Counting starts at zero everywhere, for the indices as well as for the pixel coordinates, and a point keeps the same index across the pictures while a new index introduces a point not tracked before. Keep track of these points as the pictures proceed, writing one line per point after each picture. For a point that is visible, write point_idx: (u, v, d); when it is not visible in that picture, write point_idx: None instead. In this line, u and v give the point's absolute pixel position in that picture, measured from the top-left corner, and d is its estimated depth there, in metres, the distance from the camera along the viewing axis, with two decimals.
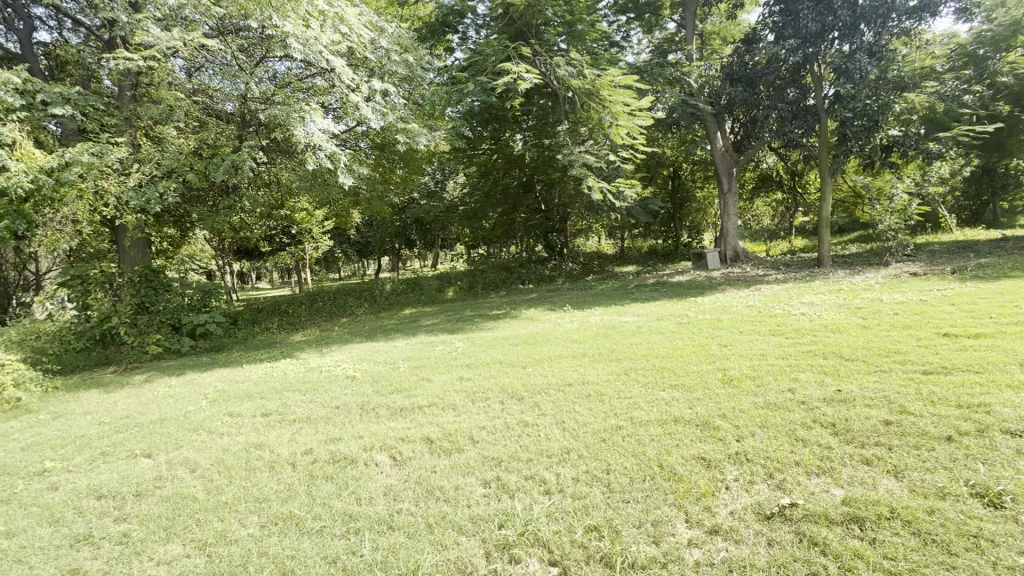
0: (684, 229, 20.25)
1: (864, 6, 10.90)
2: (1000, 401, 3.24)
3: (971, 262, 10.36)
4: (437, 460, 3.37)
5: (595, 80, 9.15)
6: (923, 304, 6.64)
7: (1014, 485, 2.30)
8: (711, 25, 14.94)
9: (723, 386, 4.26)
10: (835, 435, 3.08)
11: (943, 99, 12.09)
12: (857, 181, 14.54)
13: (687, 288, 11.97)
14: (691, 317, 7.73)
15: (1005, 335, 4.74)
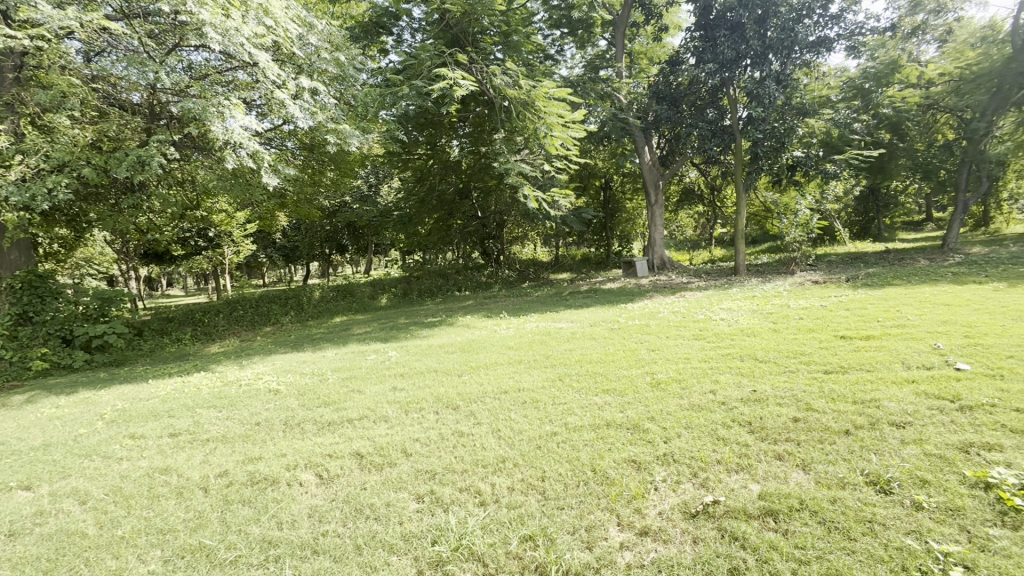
0: (615, 238, 21.09)
1: (772, 38, 11.93)
2: (888, 396, 3.63)
3: (862, 272, 11.60)
4: (367, 476, 3.22)
5: (530, 91, 9.29)
6: (823, 309, 7.34)
7: (900, 472, 2.58)
8: (639, 45, 15.77)
9: (652, 390, 4.44)
10: (751, 433, 3.30)
11: (838, 126, 13.52)
12: (767, 197, 15.87)
13: (618, 295, 12.45)
14: (622, 323, 8.01)
15: (889, 336, 5.35)
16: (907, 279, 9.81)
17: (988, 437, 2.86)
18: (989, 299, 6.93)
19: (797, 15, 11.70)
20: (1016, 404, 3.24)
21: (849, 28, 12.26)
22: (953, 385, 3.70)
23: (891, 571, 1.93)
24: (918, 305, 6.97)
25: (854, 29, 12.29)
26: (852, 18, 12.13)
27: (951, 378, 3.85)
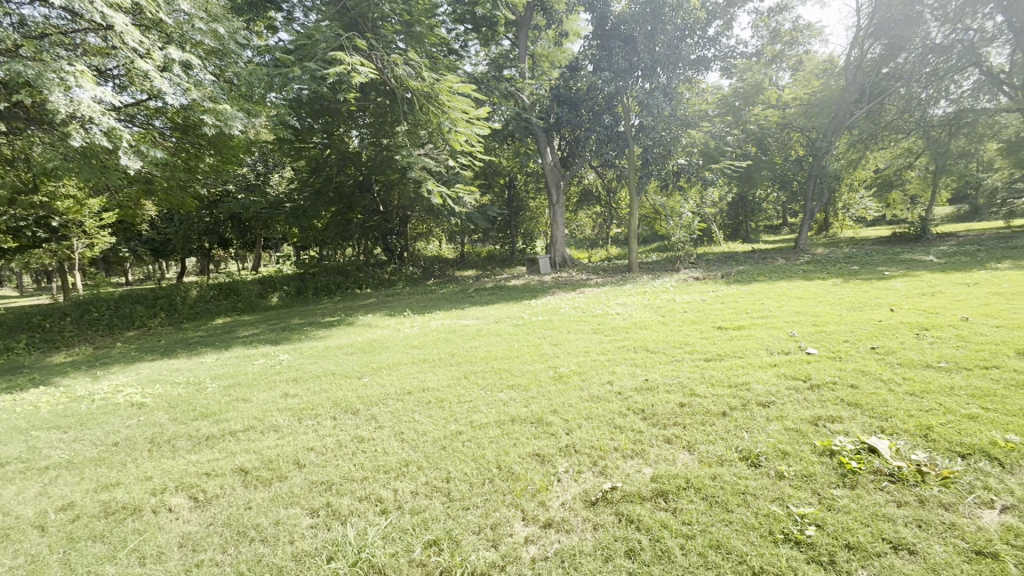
0: (519, 236, 21.54)
1: (659, 53, 12.90)
2: (756, 379, 4.10)
3: (734, 269, 13.06)
4: (253, 493, 2.92)
5: (434, 84, 9.08)
6: (703, 303, 8.13)
7: (766, 447, 2.91)
8: (540, 48, 16.25)
9: (554, 383, 4.57)
10: (644, 419, 3.53)
11: (714, 137, 15.07)
12: (656, 200, 17.20)
13: (523, 291, 12.73)
14: (526, 318, 8.19)
15: (756, 326, 6.05)
16: (769, 275, 11.21)
17: (831, 410, 3.34)
18: (829, 292, 8.15)
19: (681, 35, 12.93)
20: (851, 381, 3.83)
21: (723, 51, 13.66)
22: (805, 367, 4.28)
23: (761, 536, 2.15)
24: (777, 298, 7.98)
25: (727, 52, 13.71)
26: (725, 42, 13.55)
27: (803, 361, 4.45)
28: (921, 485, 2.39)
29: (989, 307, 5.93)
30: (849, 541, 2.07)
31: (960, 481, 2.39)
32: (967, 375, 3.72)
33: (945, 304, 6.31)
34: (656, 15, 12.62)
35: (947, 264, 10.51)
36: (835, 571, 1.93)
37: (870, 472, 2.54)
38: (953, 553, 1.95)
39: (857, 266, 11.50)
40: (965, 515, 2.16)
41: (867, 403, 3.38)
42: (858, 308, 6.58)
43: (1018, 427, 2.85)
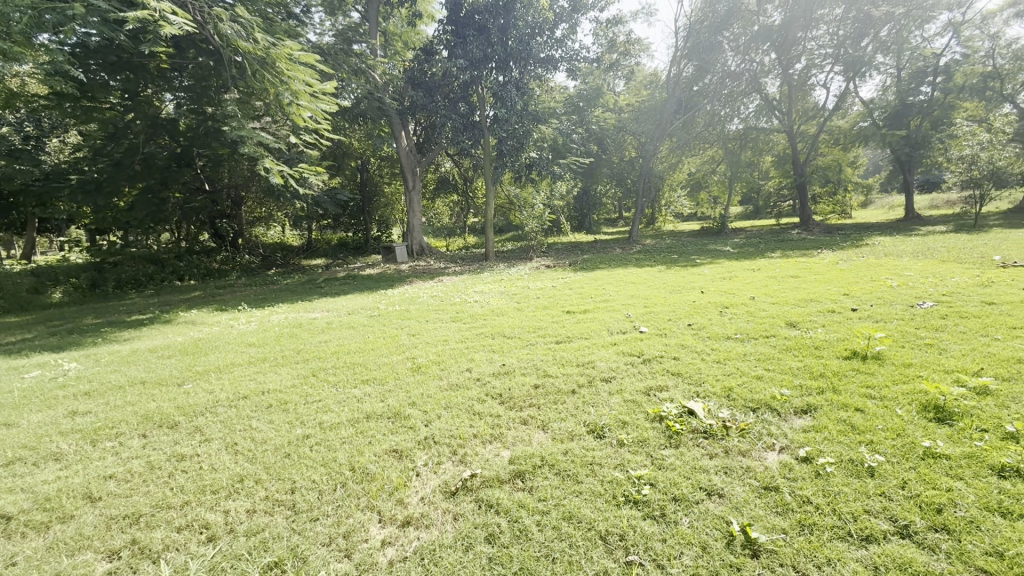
0: (373, 223, 20.56)
1: (511, 47, 13.27)
2: (600, 357, 4.50)
3: (579, 258, 14.19)
4: (17, 545, 2.27)
5: (269, 48, 7.98)
6: (554, 289, 8.68)
7: (609, 419, 3.20)
8: (392, 26, 15.55)
9: (413, 374, 4.44)
10: (502, 404, 3.62)
11: (562, 134, 15.95)
12: (510, 191, 17.85)
13: (377, 281, 12.16)
14: (382, 309, 7.84)
15: (599, 309, 6.66)
16: (609, 264, 12.44)
17: (659, 380, 3.81)
18: (656, 278, 9.33)
19: (531, 32, 13.32)
20: (674, 353, 4.43)
21: (568, 53, 14.58)
22: (639, 344, 4.82)
23: (606, 501, 2.35)
24: (616, 283, 8.89)
25: (572, 55, 14.65)
26: (571, 45, 14.49)
27: (637, 339, 5.01)
28: (726, 438, 2.85)
29: (768, 288, 7.38)
30: (676, 493, 2.36)
31: (752, 430, 2.92)
32: (754, 343, 4.57)
33: (739, 286, 7.67)
34: (508, 9, 12.87)
35: (740, 254, 12.81)
36: (665, 522, 2.19)
37: (689, 432, 2.94)
38: (748, 489, 2.36)
39: (676, 255, 13.37)
40: (756, 458, 2.64)
41: (687, 371, 3.95)
42: (677, 291, 7.64)
43: (788, 381, 3.59)
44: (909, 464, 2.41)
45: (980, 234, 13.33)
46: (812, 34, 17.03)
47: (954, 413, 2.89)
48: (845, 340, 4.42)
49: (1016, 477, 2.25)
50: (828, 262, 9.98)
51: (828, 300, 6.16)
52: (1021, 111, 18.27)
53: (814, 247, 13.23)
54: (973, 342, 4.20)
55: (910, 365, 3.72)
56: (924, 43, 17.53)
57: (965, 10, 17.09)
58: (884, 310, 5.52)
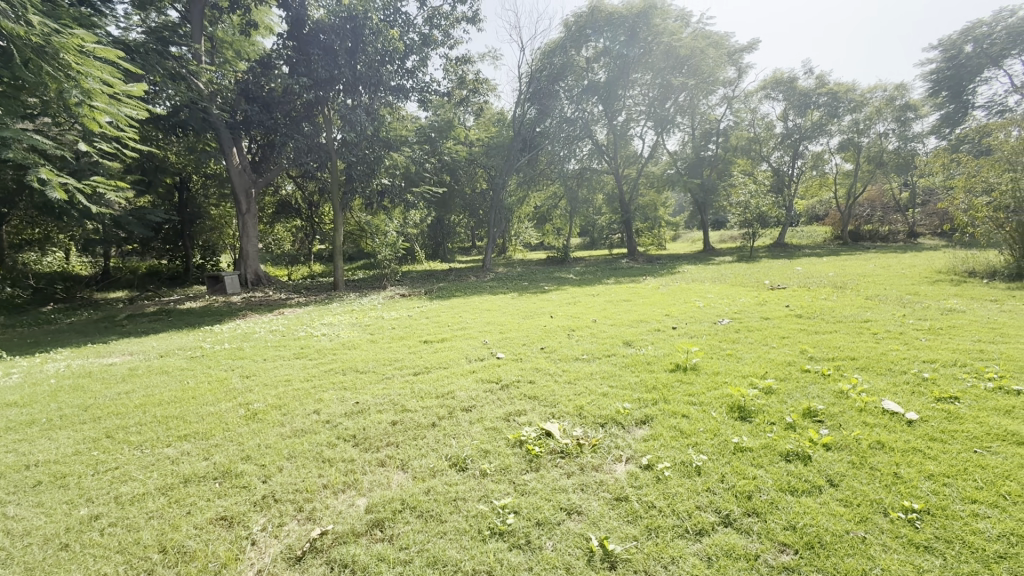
0: (195, 249, 17.85)
1: (360, 71, 12.91)
2: (459, 386, 4.45)
3: (435, 286, 14.13)
4: None
5: (50, 36, 6.48)
6: (409, 319, 8.46)
7: (471, 450, 3.14)
8: (221, 32, 14.02)
9: (247, 424, 3.83)
10: (355, 446, 3.32)
11: (414, 163, 15.94)
12: (361, 218, 17.11)
13: (200, 315, 10.49)
14: (207, 349, 6.74)
15: (456, 338, 6.63)
16: (464, 291, 12.62)
17: (518, 404, 3.90)
18: (509, 305, 9.68)
19: (381, 59, 13.09)
20: (529, 377, 4.59)
21: (419, 85, 14.73)
22: (497, 370, 4.88)
23: (472, 538, 2.27)
24: (471, 311, 8.98)
25: (423, 86, 14.86)
26: (420, 77, 14.65)
27: (495, 366, 5.08)
28: (580, 455, 3.01)
29: (606, 311, 8.16)
30: (538, 518, 2.39)
31: (602, 445, 3.13)
32: (599, 362, 4.99)
33: (583, 311, 8.36)
34: (357, 33, 12.49)
35: (581, 281, 14.08)
36: (530, 549, 2.19)
37: (548, 454, 3.04)
38: (602, 502, 2.51)
39: (527, 282, 14.15)
40: (607, 471, 2.83)
41: (542, 394, 4.11)
42: (529, 317, 8.00)
43: (628, 396, 3.95)
44: (725, 460, 2.81)
45: (755, 263, 16.75)
46: (630, 93, 19.98)
47: (752, 411, 3.48)
48: (669, 355, 5.09)
49: (796, 459, 2.78)
50: (651, 287, 11.50)
51: (654, 320, 7.06)
52: (773, 169, 23.85)
53: (639, 274, 15.19)
54: (758, 350, 5.17)
55: (719, 373, 4.40)
56: (709, 110, 21.81)
57: (733, 88, 21.73)
58: (695, 327, 6.52)
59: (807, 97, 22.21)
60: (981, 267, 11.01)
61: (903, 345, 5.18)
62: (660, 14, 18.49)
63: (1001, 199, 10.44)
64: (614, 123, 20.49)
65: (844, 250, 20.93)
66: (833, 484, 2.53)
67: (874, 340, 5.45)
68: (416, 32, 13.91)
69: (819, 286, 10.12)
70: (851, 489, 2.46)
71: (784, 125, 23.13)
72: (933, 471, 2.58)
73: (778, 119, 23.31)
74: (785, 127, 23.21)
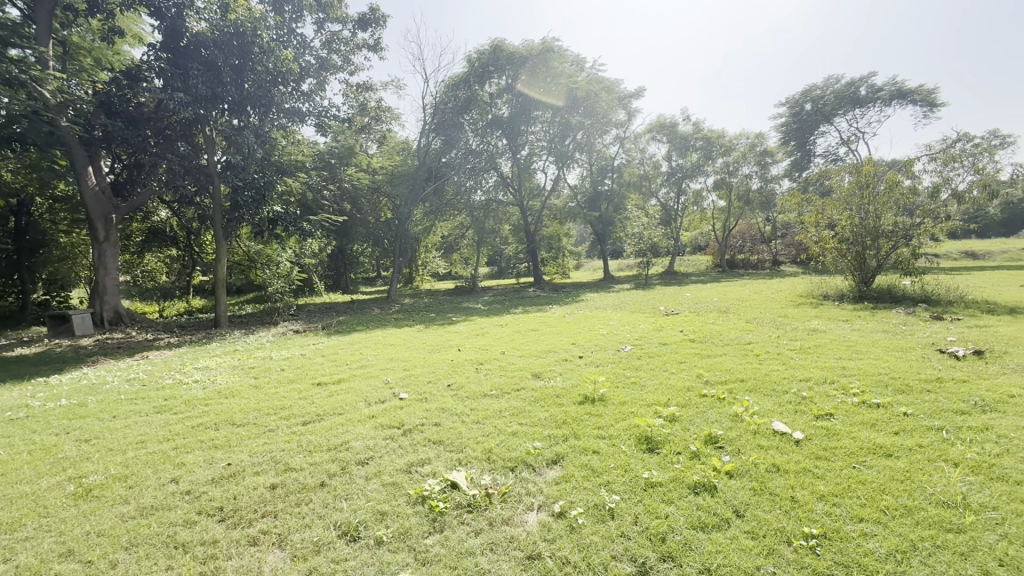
0: (35, 283, 15.05)
1: (249, 91, 11.96)
2: (355, 436, 3.98)
3: (334, 320, 13.21)
4: None
5: None
6: (303, 358, 7.69)
7: (366, 513, 2.75)
8: (77, 36, 12.27)
9: (75, 506, 3.05)
10: (222, 522, 2.76)
11: (310, 189, 14.95)
12: (250, 246, 15.64)
13: (37, 363, 8.71)
14: (36, 408, 5.48)
15: (355, 378, 6.07)
16: (367, 325, 11.92)
17: (420, 453, 3.55)
18: (415, 338, 9.22)
19: (273, 79, 12.30)
20: (435, 420, 4.25)
21: (317, 109, 14.03)
22: (399, 413, 4.47)
23: None
24: (373, 347, 8.38)
25: (321, 111, 14.16)
26: (318, 101, 13.97)
27: (397, 408, 4.66)
28: (489, 507, 2.75)
29: (515, 342, 8.06)
30: None
31: (512, 493, 2.90)
32: (508, 398, 4.80)
33: (492, 342, 8.18)
34: (244, 51, 11.56)
35: (489, 310, 14.01)
36: None
37: (453, 509, 2.75)
38: (513, 564, 2.26)
39: (434, 313, 13.77)
40: (518, 524, 2.60)
41: (448, 438, 3.80)
42: (437, 351, 7.65)
43: (538, 434, 3.78)
44: (637, 499, 2.73)
45: (650, 290, 17.96)
46: (532, 129, 20.86)
47: (659, 441, 3.48)
48: (577, 386, 5.04)
49: (703, 490, 2.77)
50: (558, 316, 11.71)
51: (561, 350, 7.09)
52: (661, 204, 26.08)
53: (545, 303, 15.52)
54: (660, 377, 5.32)
55: (625, 403, 4.41)
56: (604, 149, 23.45)
57: (624, 129, 23.59)
58: (601, 355, 6.63)
59: (687, 140, 24.81)
60: (832, 291, 12.73)
61: (781, 365, 5.66)
62: (558, 58, 19.61)
63: (842, 233, 12.23)
64: (517, 156, 21.14)
65: (723, 277, 23.31)
66: (739, 515, 2.53)
67: (757, 361, 5.89)
68: (312, 55, 13.33)
69: (707, 311, 10.99)
70: (755, 519, 2.48)
71: (669, 164, 25.55)
72: (823, 491, 2.71)
73: (663, 159, 25.69)
74: (669, 166, 25.60)
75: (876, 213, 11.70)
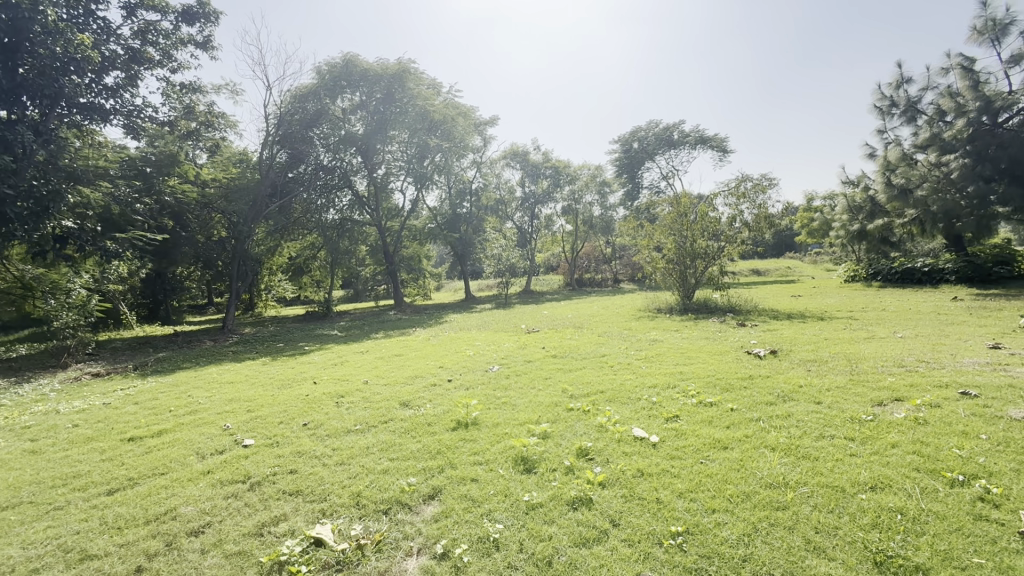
0: None
1: (25, 78, 9.53)
2: (185, 500, 3.27)
3: (152, 358, 11.03)
4: None
5: None
6: (107, 409, 6.18)
7: None
8: None
9: None
10: None
11: (117, 203, 12.33)
12: (25, 270, 12.33)
13: None
14: None
15: (181, 427, 5.05)
16: (196, 361, 10.17)
17: (274, 509, 3.06)
18: (258, 373, 8.11)
19: (62, 66, 10.01)
20: (290, 467, 3.72)
21: (125, 107, 11.84)
22: (243, 465, 3.82)
23: None
24: (205, 387, 7.14)
25: (131, 110, 12.01)
26: (127, 98, 11.81)
27: (240, 458, 3.98)
28: (362, 561, 2.46)
29: (378, 370, 7.57)
30: None
31: (387, 540, 2.64)
32: (375, 432, 4.43)
33: (351, 372, 7.56)
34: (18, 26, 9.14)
35: (347, 337, 13.08)
36: None
37: (319, 572, 2.39)
38: None
39: (282, 343, 12.36)
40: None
41: (308, 487, 3.34)
42: (288, 386, 6.82)
43: (412, 468, 3.53)
44: (519, 524, 2.68)
45: (510, 309, 18.64)
46: (388, 149, 20.44)
47: (535, 460, 3.51)
48: (449, 412, 4.88)
49: (581, 505, 2.84)
50: (422, 339, 11.39)
51: (429, 375, 6.86)
52: (517, 227, 27.45)
53: (408, 325, 15.05)
54: (529, 395, 5.43)
55: (499, 424, 4.39)
56: (461, 172, 23.99)
57: (480, 154, 24.42)
58: (469, 377, 6.57)
59: (538, 168, 26.69)
60: (663, 305, 14.61)
61: (632, 374, 6.23)
62: (414, 80, 19.53)
63: (668, 255, 14.18)
64: (373, 175, 20.40)
65: (574, 295, 25.31)
66: (615, 524, 2.64)
67: (612, 372, 6.41)
68: (120, 44, 11.29)
69: (564, 328, 11.71)
70: (630, 525, 2.61)
71: (522, 190, 27.11)
72: (681, 489, 2.98)
73: (517, 185, 27.21)
74: (523, 192, 27.17)
75: (693, 238, 13.82)
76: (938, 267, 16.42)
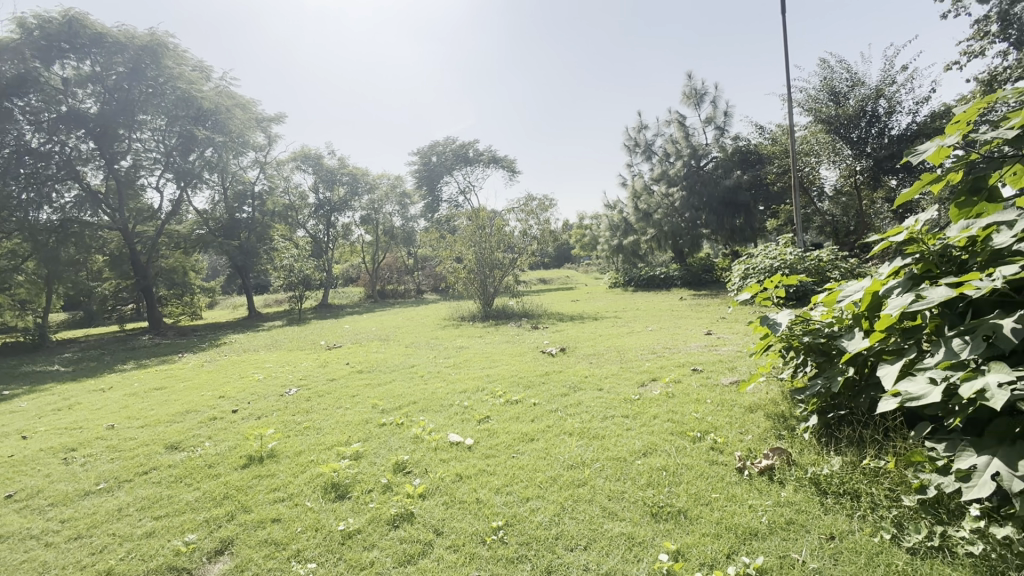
0: None
1: None
2: None
3: None
4: None
5: None
6: None
7: None
8: None
9: None
10: None
11: None
12: None
13: None
14: None
15: None
16: None
17: None
18: None
19: None
20: None
21: None
22: None
23: None
24: None
25: None
26: None
27: None
28: None
29: (130, 409, 6.01)
30: None
31: None
32: (130, 488, 3.50)
33: (85, 417, 5.80)
34: None
35: (75, 372, 10.03)
36: None
37: None
38: None
39: None
40: None
41: None
42: None
43: (189, 523, 2.88)
44: (335, 557, 2.44)
45: (306, 325, 16.99)
46: (136, 136, 16.58)
47: (347, 484, 3.24)
48: (236, 448, 4.16)
49: (402, 521, 2.73)
50: (192, 366, 9.48)
51: (204, 407, 5.74)
52: (311, 235, 25.25)
53: (173, 351, 12.41)
54: (334, 415, 5.01)
55: (301, 452, 3.92)
56: (240, 171, 20.97)
57: (264, 153, 21.76)
58: (260, 404, 5.72)
59: (333, 174, 25.17)
60: (466, 313, 15.22)
61: (442, 382, 6.31)
62: (172, 58, 16.38)
63: (469, 265, 14.86)
64: (114, 167, 16.21)
65: (377, 307, 24.50)
66: (439, 533, 2.61)
67: (423, 382, 6.39)
68: None
69: (368, 341, 11.17)
70: (453, 531, 2.62)
71: (316, 197, 25.16)
72: (498, 485, 3.12)
73: (310, 190, 25.11)
74: (317, 198, 25.25)
75: (490, 249, 14.80)
76: (669, 274, 21.08)
